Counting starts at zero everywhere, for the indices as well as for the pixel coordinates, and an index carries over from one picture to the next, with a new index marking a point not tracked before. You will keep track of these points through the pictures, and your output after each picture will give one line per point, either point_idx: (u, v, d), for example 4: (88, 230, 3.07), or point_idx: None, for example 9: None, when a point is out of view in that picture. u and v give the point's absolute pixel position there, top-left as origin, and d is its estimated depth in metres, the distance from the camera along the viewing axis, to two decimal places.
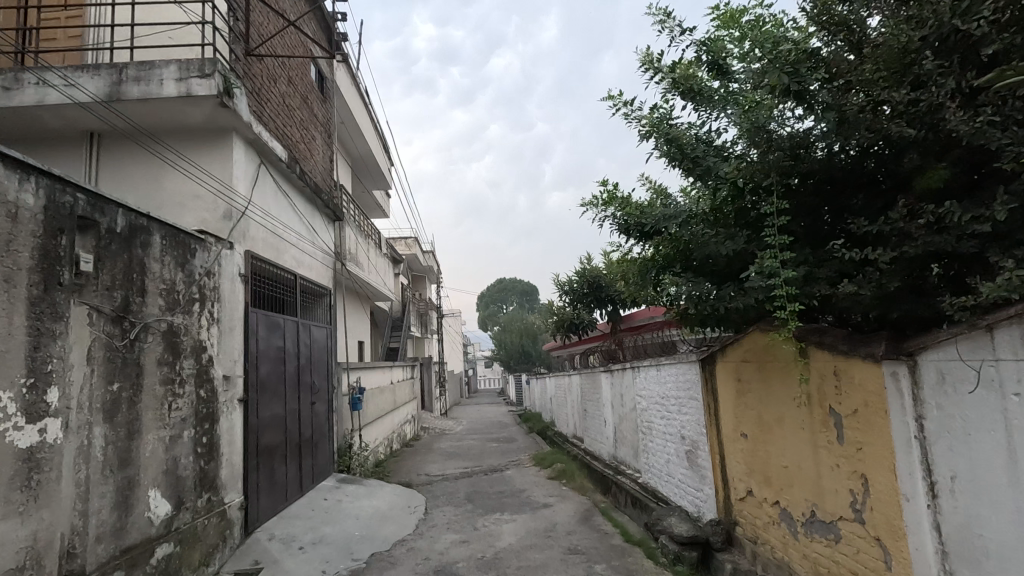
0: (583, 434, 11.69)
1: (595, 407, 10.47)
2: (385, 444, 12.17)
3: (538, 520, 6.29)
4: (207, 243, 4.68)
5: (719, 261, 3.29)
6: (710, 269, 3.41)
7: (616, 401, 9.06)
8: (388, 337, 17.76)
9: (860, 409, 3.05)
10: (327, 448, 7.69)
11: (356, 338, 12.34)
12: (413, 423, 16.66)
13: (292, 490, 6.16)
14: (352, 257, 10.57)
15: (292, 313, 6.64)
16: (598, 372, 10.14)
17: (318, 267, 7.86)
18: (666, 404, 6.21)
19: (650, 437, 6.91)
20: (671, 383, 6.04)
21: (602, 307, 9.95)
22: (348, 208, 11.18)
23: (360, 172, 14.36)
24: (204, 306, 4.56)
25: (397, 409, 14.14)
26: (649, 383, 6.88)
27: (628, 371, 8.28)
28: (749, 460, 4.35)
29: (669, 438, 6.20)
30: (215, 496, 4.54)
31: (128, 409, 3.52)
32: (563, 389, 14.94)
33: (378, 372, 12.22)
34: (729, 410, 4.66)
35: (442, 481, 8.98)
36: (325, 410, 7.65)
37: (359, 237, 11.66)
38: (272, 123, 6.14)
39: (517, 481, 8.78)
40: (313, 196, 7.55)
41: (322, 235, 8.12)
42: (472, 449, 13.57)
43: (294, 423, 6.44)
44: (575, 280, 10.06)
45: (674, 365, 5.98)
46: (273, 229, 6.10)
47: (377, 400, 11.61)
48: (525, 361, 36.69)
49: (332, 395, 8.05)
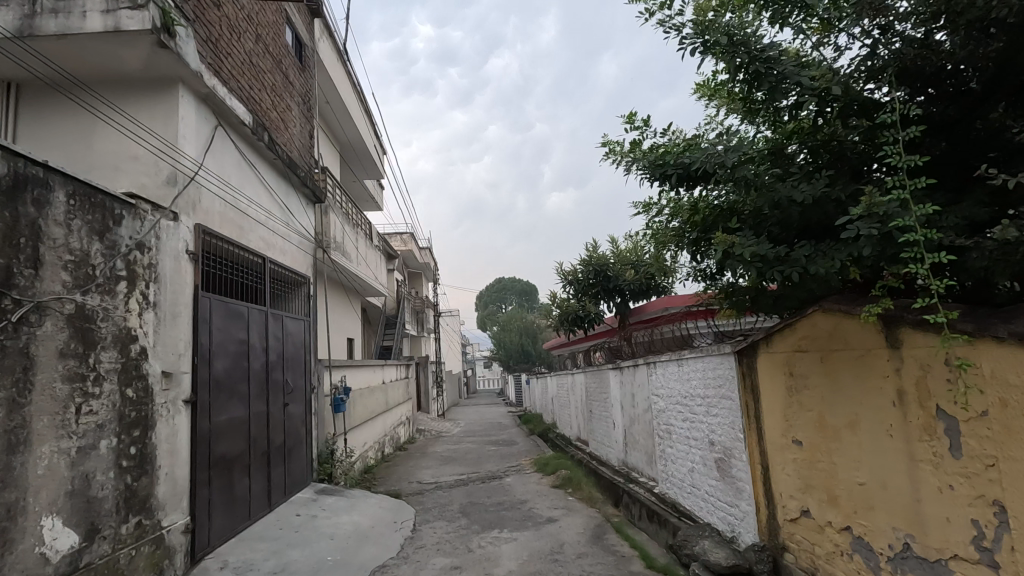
0: (588, 437, 10.86)
1: (601, 407, 9.66)
2: (374, 448, 11.31)
3: (542, 539, 5.43)
4: (140, 210, 3.83)
5: (790, 211, 2.52)
6: (775, 221, 2.61)
7: (626, 402, 8.22)
8: (381, 335, 16.93)
9: (994, 412, 2.24)
10: (304, 455, 6.83)
11: (344, 335, 11.47)
12: (407, 426, 15.79)
13: (257, 506, 5.31)
14: (337, 246, 9.73)
15: (260, 301, 5.81)
16: (605, 370, 9.30)
17: (295, 253, 7.04)
18: (690, 405, 5.38)
19: (670, 442, 6.08)
20: (696, 380, 5.21)
21: (610, 298, 9.12)
22: (334, 194, 10.35)
23: (349, 158, 13.51)
24: (135, 288, 3.71)
25: (389, 411, 13.28)
26: (668, 382, 6.05)
27: (641, 367, 7.45)
28: (803, 475, 3.53)
29: (693, 444, 5.37)
30: (148, 519, 3.70)
31: (7, 415, 2.69)
32: (566, 388, 14.11)
33: (368, 371, 11.37)
34: (775, 411, 3.85)
35: (436, 490, 8.15)
36: (301, 413, 6.80)
37: (347, 225, 10.83)
38: (231, 80, 5.32)
39: (517, 490, 7.95)
40: (287, 172, 6.73)
41: (299, 217, 7.26)
42: (470, 453, 12.75)
43: (261, 427, 5.59)
44: (580, 269, 9.24)
45: (699, 359, 5.14)
46: (231, 203, 5.25)
47: (366, 401, 10.78)
48: (525, 361, 35.87)
49: (310, 396, 7.21)
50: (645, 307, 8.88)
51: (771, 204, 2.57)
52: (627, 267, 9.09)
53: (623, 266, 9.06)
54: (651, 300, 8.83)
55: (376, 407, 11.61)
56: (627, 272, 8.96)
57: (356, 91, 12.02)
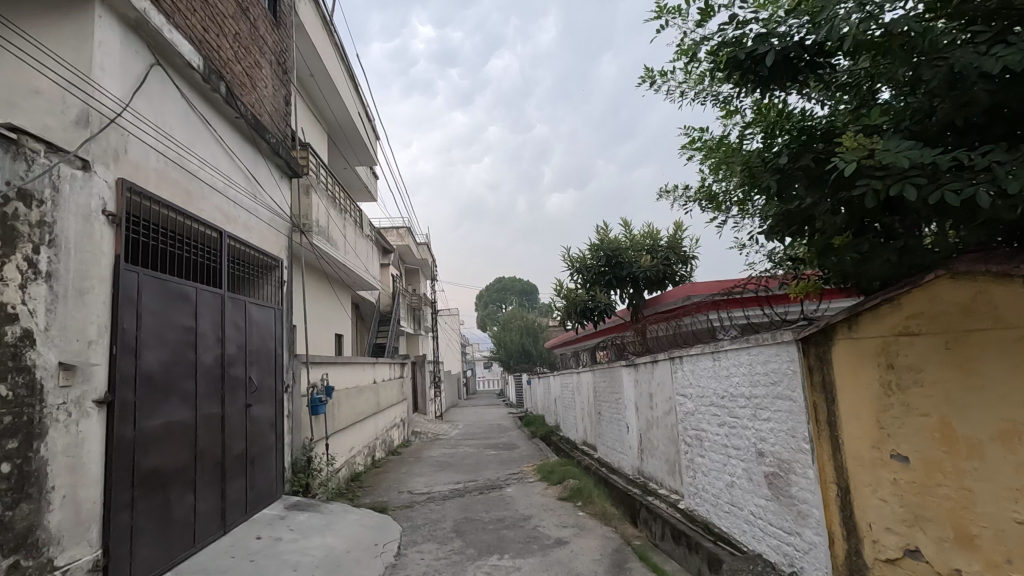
0: (596, 441, 9.95)
1: (612, 410, 8.74)
2: (363, 453, 10.39)
3: (551, 567, 4.53)
4: (28, 151, 2.93)
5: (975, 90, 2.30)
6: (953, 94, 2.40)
7: (642, 403, 7.32)
8: (375, 332, 16.03)
9: None
10: (273, 465, 5.90)
11: (329, 330, 10.57)
12: (401, 429, 14.88)
13: (205, 529, 4.39)
14: (320, 231, 8.83)
15: (217, 283, 4.90)
16: (617, 368, 8.40)
17: (265, 230, 6.14)
18: (729, 407, 4.47)
19: (700, 452, 5.17)
20: (738, 377, 4.29)
21: (622, 288, 8.23)
22: (319, 174, 9.43)
23: (339, 141, 12.63)
24: (16, 250, 2.81)
25: (380, 414, 12.38)
26: (697, 381, 5.13)
27: (661, 364, 6.55)
28: (913, 505, 2.62)
29: (733, 454, 4.46)
30: (30, 559, 2.78)
31: None
32: (571, 388, 13.14)
33: (355, 369, 10.44)
34: (865, 417, 2.92)
35: (427, 503, 7.21)
36: (270, 415, 5.87)
37: (333, 209, 9.91)
38: (176, 13, 4.37)
39: (519, 503, 7.03)
40: (254, 137, 5.82)
41: (269, 191, 6.33)
42: (467, 458, 11.83)
43: (215, 433, 4.67)
44: (588, 255, 8.35)
45: (742, 353, 4.21)
46: (177, 161, 4.35)
47: (354, 402, 9.85)
48: (525, 361, 34.89)
49: (283, 396, 6.29)
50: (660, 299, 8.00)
51: (945, 83, 2.39)
52: (641, 253, 8.19)
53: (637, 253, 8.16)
54: (667, 291, 7.96)
55: (365, 409, 10.69)
56: (640, 258, 8.05)
57: (346, 66, 11.14)
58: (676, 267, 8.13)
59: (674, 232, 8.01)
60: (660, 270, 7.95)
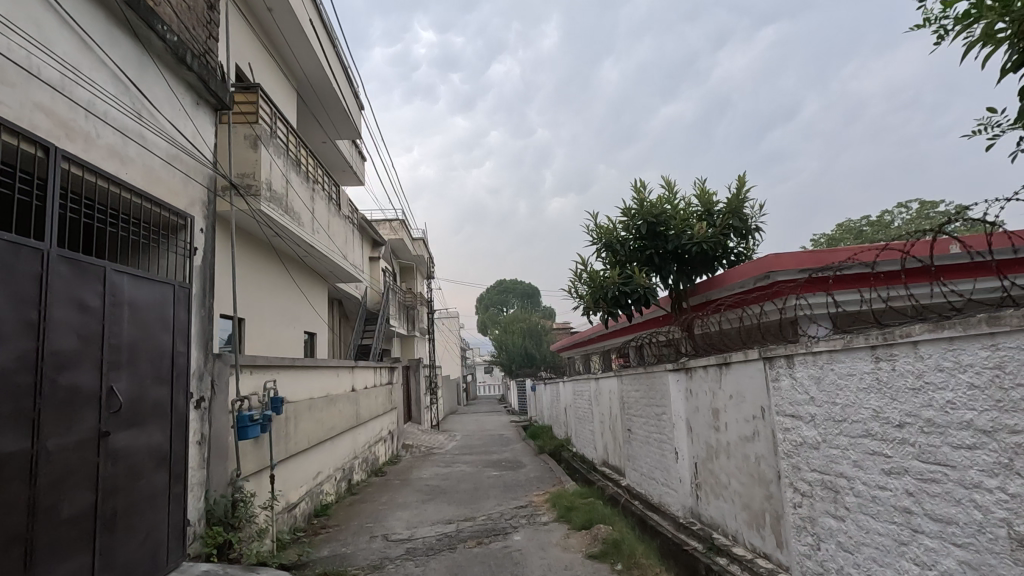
0: (624, 465, 7.94)
1: (649, 428, 6.76)
2: (332, 480, 8.38)
3: None
4: None
5: None
6: None
7: (702, 422, 5.35)
8: (360, 332, 14.05)
9: None
10: (167, 521, 3.91)
11: (286, 330, 8.57)
12: (388, 444, 12.87)
13: None
14: (272, 197, 6.88)
15: (32, 232, 2.93)
16: (656, 375, 6.43)
17: (161, 169, 4.18)
18: (921, 446, 2.52)
19: (833, 512, 3.18)
20: (954, 395, 2.31)
21: (664, 270, 6.26)
22: (277, 127, 7.51)
23: (312, 102, 10.69)
24: None
25: (359, 429, 10.41)
26: (829, 396, 3.15)
27: (738, 369, 4.58)
28: None
29: (929, 531, 2.49)
30: None
31: None
32: (586, 398, 11.12)
33: (326, 374, 8.45)
34: None
35: (404, 562, 5.18)
36: (161, 447, 3.88)
37: (296, 176, 7.95)
38: None
39: (532, 564, 4.98)
40: (137, 26, 3.87)
41: (174, 117, 4.38)
42: (463, 482, 9.77)
43: (19, 483, 2.70)
44: (622, 226, 6.32)
45: (968, 347, 2.25)
46: None
47: (320, 416, 7.86)
48: (527, 366, 32.84)
49: (189, 415, 4.30)
50: (712, 285, 6.09)
51: None
52: (691, 221, 6.24)
53: (687, 220, 6.17)
54: (721, 273, 6.06)
55: (337, 424, 8.70)
56: (692, 228, 6.08)
57: (318, 7, 9.18)
58: (732, 244, 6.23)
59: (735, 196, 6.06)
60: (717, 243, 6.03)
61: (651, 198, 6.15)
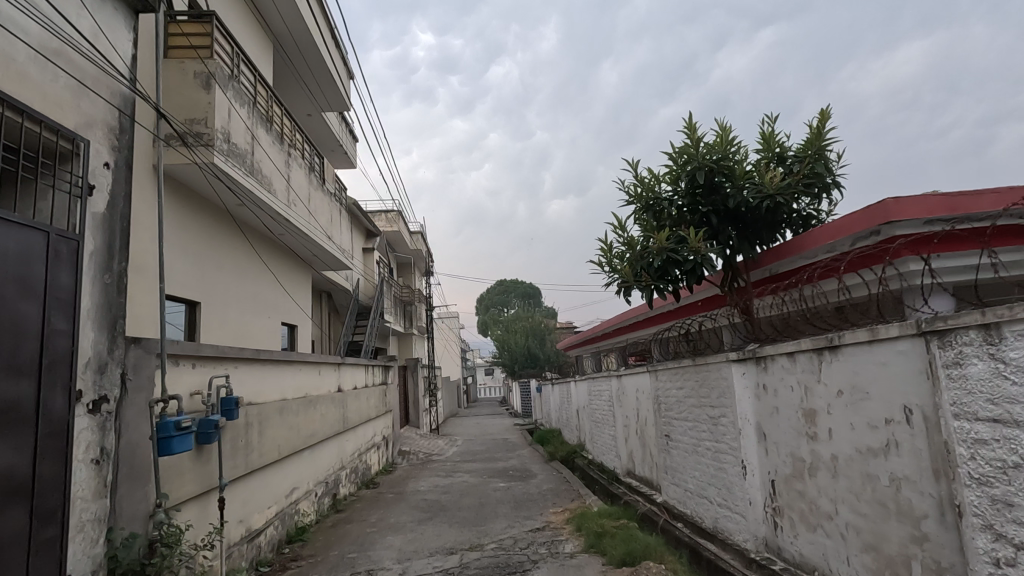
0: (661, 479, 6.60)
1: (698, 434, 5.44)
2: (311, 497, 7.05)
3: None
4: None
5: None
6: None
7: (788, 429, 4.01)
8: (351, 327, 12.73)
9: None
10: None
11: (255, 320, 7.25)
12: (381, 451, 11.53)
13: None
14: (232, 151, 5.57)
15: None
16: (711, 367, 5.10)
17: (27, 64, 2.87)
18: None
19: None
20: None
21: (718, 236, 4.98)
22: (241, 71, 6.20)
23: (294, 63, 9.39)
24: None
25: (347, 436, 9.07)
26: None
27: (852, 355, 3.27)
28: None
29: None
30: None
31: None
32: (604, 400, 9.78)
33: (305, 371, 7.11)
34: None
35: None
36: (14, 469, 2.59)
37: (266, 134, 6.64)
38: None
39: None
40: None
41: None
42: (466, 497, 8.43)
43: None
44: (667, 177, 5.02)
45: None
46: None
47: (295, 420, 6.54)
48: (530, 366, 31.52)
49: (76, 422, 2.99)
50: (782, 254, 4.75)
51: None
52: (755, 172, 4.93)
53: (750, 171, 4.88)
54: (791, 239, 4.76)
55: (318, 430, 7.36)
56: (758, 179, 4.79)
57: None
58: (804, 202, 4.95)
59: (812, 140, 4.76)
60: (792, 199, 4.75)
61: (707, 141, 4.83)
